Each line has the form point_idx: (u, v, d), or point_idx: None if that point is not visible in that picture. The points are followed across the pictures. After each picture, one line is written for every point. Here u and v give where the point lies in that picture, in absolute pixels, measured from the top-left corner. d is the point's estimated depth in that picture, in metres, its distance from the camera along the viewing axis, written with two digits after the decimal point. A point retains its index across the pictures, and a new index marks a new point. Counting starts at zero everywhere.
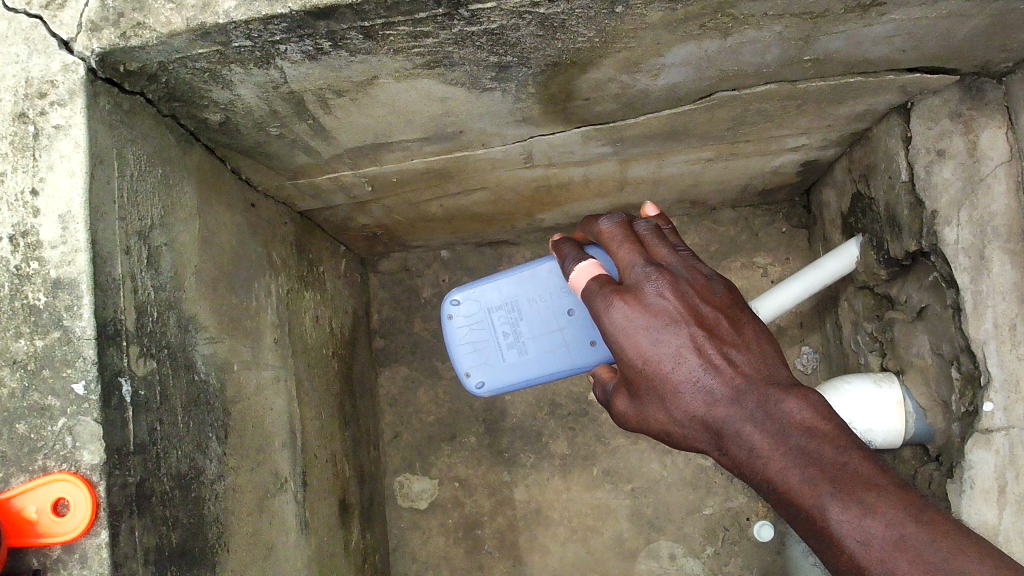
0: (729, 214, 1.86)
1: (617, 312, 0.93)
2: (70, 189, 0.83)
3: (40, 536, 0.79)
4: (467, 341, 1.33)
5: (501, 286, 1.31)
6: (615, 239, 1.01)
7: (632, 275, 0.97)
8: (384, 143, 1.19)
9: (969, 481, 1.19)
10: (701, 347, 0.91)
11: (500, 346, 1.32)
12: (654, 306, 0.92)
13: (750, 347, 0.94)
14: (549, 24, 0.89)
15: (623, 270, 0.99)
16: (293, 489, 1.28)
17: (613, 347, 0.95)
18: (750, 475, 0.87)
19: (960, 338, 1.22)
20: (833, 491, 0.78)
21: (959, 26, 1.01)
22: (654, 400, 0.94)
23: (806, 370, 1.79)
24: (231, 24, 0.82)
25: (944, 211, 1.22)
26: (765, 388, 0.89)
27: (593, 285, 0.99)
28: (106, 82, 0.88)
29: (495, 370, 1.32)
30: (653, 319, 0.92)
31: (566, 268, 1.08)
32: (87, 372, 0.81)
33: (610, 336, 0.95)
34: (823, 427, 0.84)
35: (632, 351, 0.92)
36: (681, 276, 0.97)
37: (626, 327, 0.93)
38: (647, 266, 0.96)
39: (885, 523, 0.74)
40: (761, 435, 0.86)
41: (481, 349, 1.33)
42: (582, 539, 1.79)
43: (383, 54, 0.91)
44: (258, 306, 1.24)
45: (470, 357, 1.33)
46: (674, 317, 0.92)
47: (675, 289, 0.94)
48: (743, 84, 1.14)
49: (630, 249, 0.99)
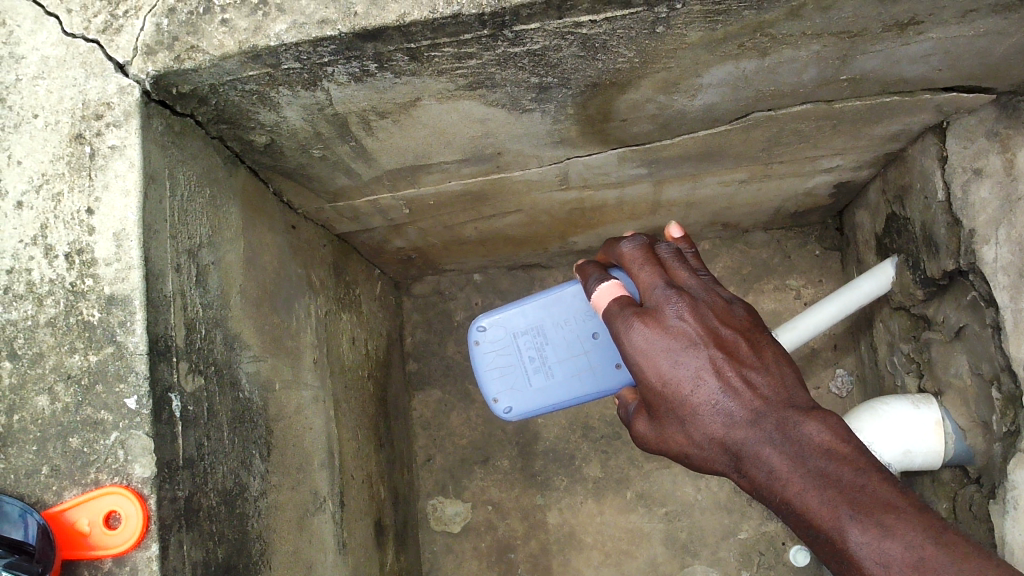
0: (761, 236, 1.86)
1: (637, 334, 0.94)
2: (124, 208, 0.85)
3: (92, 548, 0.80)
4: (494, 366, 1.34)
5: (526, 311, 1.32)
6: (636, 261, 1.01)
7: (652, 297, 0.97)
8: (423, 165, 1.21)
9: (1013, 502, 1.17)
10: (721, 369, 0.91)
11: (527, 370, 1.32)
12: (674, 329, 0.93)
13: (770, 369, 0.94)
14: (591, 45, 0.91)
15: (644, 292, 0.99)
16: (331, 508, 1.28)
17: (633, 368, 0.95)
18: (769, 497, 0.87)
19: (1001, 356, 1.21)
20: (853, 514, 0.78)
21: (996, 45, 1.01)
22: (674, 421, 0.94)
23: (840, 393, 1.78)
24: (282, 47, 0.84)
25: (982, 229, 1.22)
26: (784, 410, 0.89)
27: (613, 307, 1.00)
28: (159, 104, 0.90)
29: (523, 395, 1.32)
30: (672, 341, 0.92)
31: (588, 288, 1.08)
32: (139, 387, 0.83)
33: (630, 357, 0.95)
34: (843, 449, 0.84)
35: (652, 372, 0.93)
36: (701, 299, 0.97)
37: (646, 349, 0.93)
38: (668, 288, 0.97)
39: (904, 545, 0.75)
40: (780, 456, 0.86)
41: (508, 374, 1.33)
42: (616, 563, 1.78)
43: (428, 76, 0.93)
44: (299, 326, 1.25)
45: (497, 383, 1.34)
46: (694, 339, 0.92)
47: (695, 311, 0.94)
48: (780, 105, 1.15)
49: (651, 271, 1.00)
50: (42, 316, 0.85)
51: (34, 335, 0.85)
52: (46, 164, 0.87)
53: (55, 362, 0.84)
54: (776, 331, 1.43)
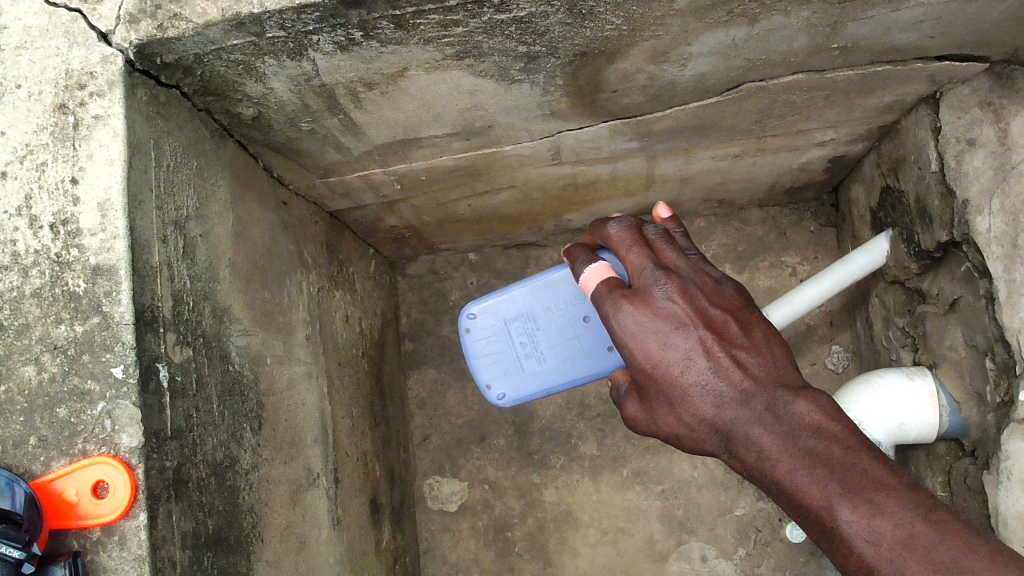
0: (757, 213, 1.85)
1: (626, 316, 0.93)
2: (109, 177, 0.85)
3: (81, 518, 0.80)
4: (486, 353, 1.34)
5: (515, 297, 1.32)
6: (624, 244, 1.01)
7: (641, 279, 0.97)
8: (413, 139, 1.21)
9: (1007, 472, 1.17)
10: (710, 350, 0.91)
11: (519, 356, 1.32)
12: (662, 310, 0.92)
13: (760, 349, 0.93)
14: (578, 11, 0.90)
15: (632, 274, 0.99)
16: (325, 485, 1.28)
17: (622, 351, 0.95)
18: (759, 477, 0.87)
19: (995, 327, 1.20)
20: (842, 492, 0.78)
21: (989, 10, 1.00)
22: (664, 403, 0.94)
23: (837, 369, 1.78)
24: (265, 14, 0.83)
25: (975, 200, 1.21)
26: (774, 390, 0.89)
27: (602, 289, 0.99)
28: (143, 74, 0.89)
29: (516, 381, 1.32)
30: (661, 322, 0.92)
31: (577, 270, 1.07)
32: (126, 357, 0.83)
33: (619, 340, 0.95)
34: (832, 427, 0.83)
35: (641, 354, 0.93)
36: (690, 280, 0.96)
37: (635, 331, 0.93)
38: (656, 270, 0.96)
39: (893, 523, 0.74)
40: (770, 437, 0.86)
41: (500, 360, 1.33)
42: (613, 541, 1.78)
43: (414, 44, 0.93)
44: (291, 302, 1.25)
45: (490, 370, 1.34)
46: (683, 320, 0.91)
47: (684, 292, 0.94)
48: (771, 75, 1.14)
49: (639, 253, 0.99)
50: (28, 287, 0.85)
51: (20, 305, 0.84)
52: (30, 134, 0.87)
53: (41, 333, 0.84)
54: (770, 308, 1.42)
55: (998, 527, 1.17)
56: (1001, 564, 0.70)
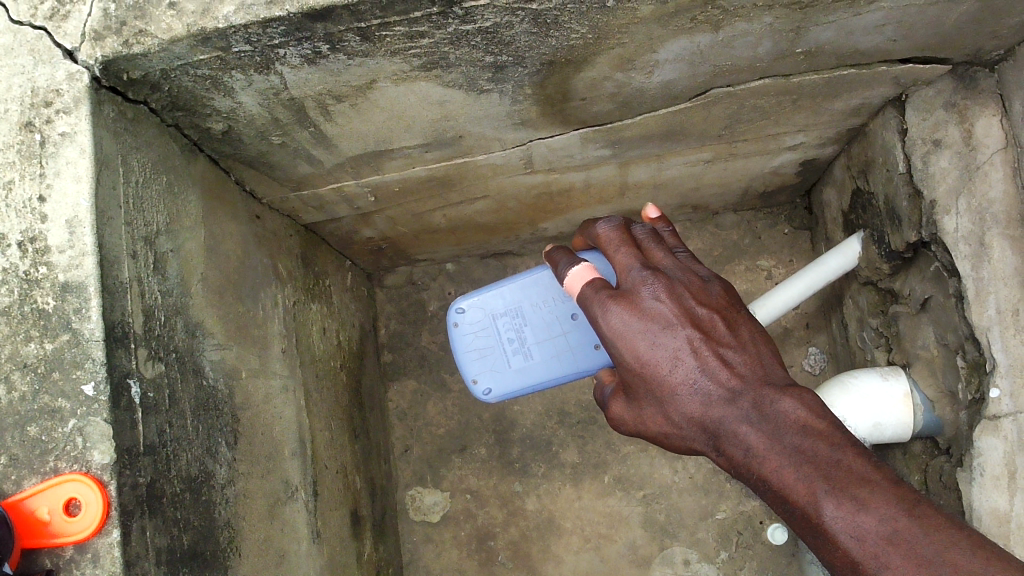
0: (731, 218, 1.86)
1: (613, 315, 0.94)
2: (76, 194, 0.84)
3: (54, 536, 0.80)
4: (473, 348, 1.34)
5: (505, 293, 1.33)
6: (613, 244, 1.02)
7: (629, 279, 0.97)
8: (385, 150, 1.21)
9: (980, 468, 1.19)
10: (698, 349, 0.91)
11: (507, 352, 1.32)
12: (650, 310, 0.93)
13: (747, 348, 0.94)
14: (542, 21, 0.91)
15: (620, 274, 0.99)
16: (304, 498, 1.28)
17: (610, 351, 0.95)
18: (746, 475, 0.87)
19: (965, 325, 1.22)
20: (827, 488, 0.78)
21: (948, 12, 1.02)
22: (652, 402, 0.94)
23: (814, 370, 1.78)
24: (231, 29, 0.83)
25: (942, 200, 1.23)
26: (760, 388, 0.89)
27: (588, 289, 0.99)
28: (109, 91, 0.90)
29: (503, 376, 1.32)
30: (649, 322, 0.92)
31: (561, 271, 1.07)
32: (96, 374, 0.83)
33: (607, 340, 0.95)
34: (818, 424, 0.84)
35: (628, 354, 0.93)
36: (677, 279, 0.97)
37: (623, 331, 0.93)
38: (643, 270, 0.97)
39: (877, 518, 0.75)
40: (757, 434, 0.86)
41: (487, 355, 1.33)
42: (596, 547, 1.79)
43: (381, 56, 0.93)
44: (266, 316, 1.25)
45: (477, 364, 1.34)
46: (670, 320, 0.92)
47: (671, 292, 0.94)
48: (738, 80, 1.15)
49: (627, 253, 1.00)
50: None
51: None
52: None
53: (11, 351, 0.84)
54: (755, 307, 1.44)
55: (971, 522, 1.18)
56: (982, 557, 0.70)
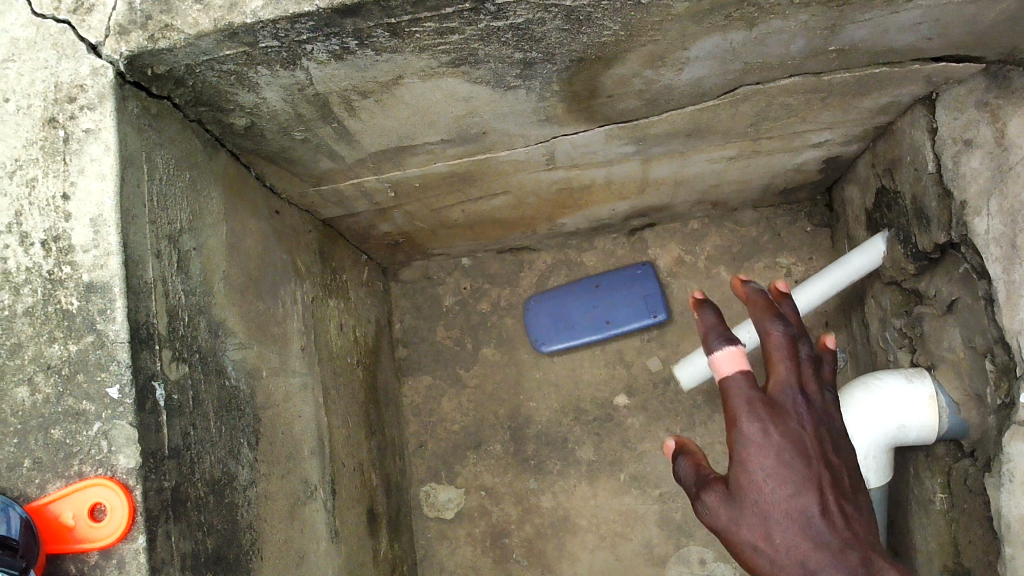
0: (751, 214, 1.82)
1: (757, 426, 0.91)
2: (101, 192, 0.83)
3: (79, 541, 0.79)
4: (538, 320, 1.85)
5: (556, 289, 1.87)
6: (781, 351, 0.97)
7: (781, 395, 0.95)
8: (407, 146, 1.19)
9: (1009, 474, 1.17)
10: (825, 490, 0.90)
11: (559, 321, 1.84)
12: (795, 435, 0.91)
13: (862, 512, 0.93)
14: (575, 17, 0.89)
15: (773, 383, 0.96)
16: (323, 497, 1.27)
17: (734, 446, 0.93)
18: None
19: (994, 329, 1.20)
20: None
21: (986, 11, 1.00)
22: (755, 515, 0.90)
23: (833, 370, 1.75)
24: (258, 24, 0.81)
25: (973, 201, 1.21)
26: (872, 554, 0.89)
27: (742, 378, 0.94)
28: (133, 86, 0.88)
29: (557, 335, 1.83)
30: (793, 444, 0.91)
31: (710, 342, 1.00)
32: (121, 376, 0.81)
33: (739, 443, 0.92)
34: None
35: (757, 467, 0.90)
36: (823, 429, 0.95)
37: (763, 444, 0.91)
38: (795, 388, 0.95)
39: None
40: None
41: (546, 324, 1.84)
42: (611, 545, 1.78)
43: (409, 52, 0.91)
44: (286, 313, 1.24)
45: (540, 329, 1.84)
46: (809, 452, 0.91)
47: (815, 428, 0.94)
48: (768, 77, 1.13)
49: (789, 369, 0.96)
50: (20, 305, 0.83)
51: (12, 325, 0.83)
52: (19, 149, 0.85)
53: (34, 352, 0.82)
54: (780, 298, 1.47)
55: (1002, 530, 1.17)
56: None
